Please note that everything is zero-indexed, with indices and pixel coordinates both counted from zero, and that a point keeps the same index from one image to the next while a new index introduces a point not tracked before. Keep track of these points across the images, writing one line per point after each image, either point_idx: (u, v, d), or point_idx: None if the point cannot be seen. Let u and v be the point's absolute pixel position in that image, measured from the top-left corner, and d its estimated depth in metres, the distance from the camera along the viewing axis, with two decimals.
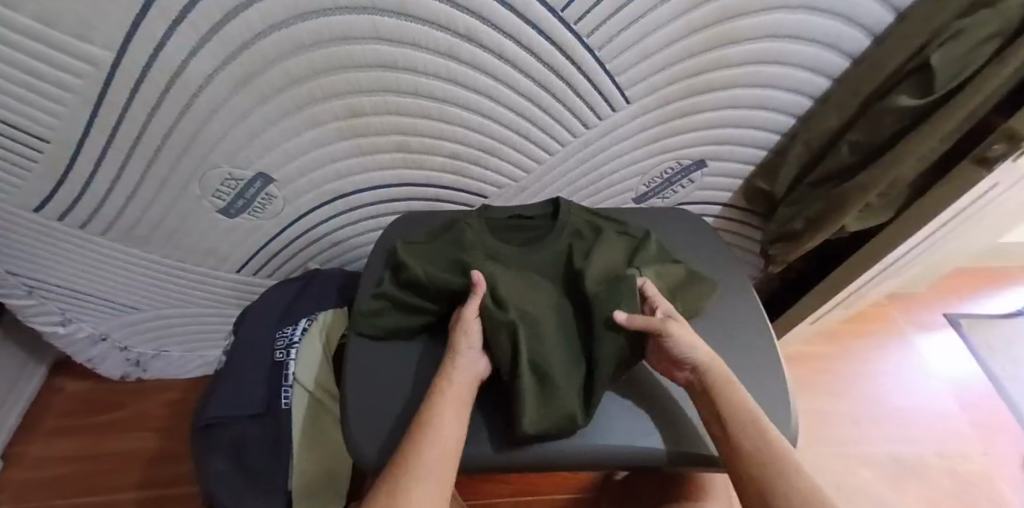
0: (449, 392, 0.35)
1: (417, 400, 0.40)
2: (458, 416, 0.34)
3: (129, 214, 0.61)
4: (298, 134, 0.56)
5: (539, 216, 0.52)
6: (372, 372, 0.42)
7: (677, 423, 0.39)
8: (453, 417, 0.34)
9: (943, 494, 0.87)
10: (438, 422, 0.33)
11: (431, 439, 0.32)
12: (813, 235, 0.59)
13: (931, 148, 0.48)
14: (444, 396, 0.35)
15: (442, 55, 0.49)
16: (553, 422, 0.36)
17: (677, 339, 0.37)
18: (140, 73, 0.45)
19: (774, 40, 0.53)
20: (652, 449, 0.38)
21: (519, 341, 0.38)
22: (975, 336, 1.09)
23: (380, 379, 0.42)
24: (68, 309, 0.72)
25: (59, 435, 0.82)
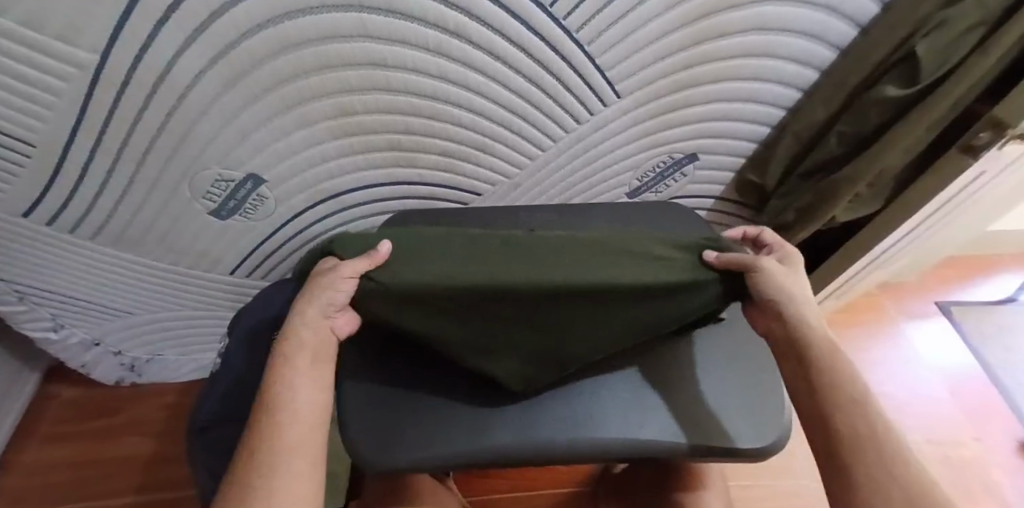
0: (297, 354, 0.32)
1: (410, 404, 0.40)
2: (317, 370, 0.32)
3: (119, 217, 0.60)
4: (288, 134, 0.56)
5: None
6: (361, 378, 0.42)
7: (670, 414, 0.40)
8: (311, 375, 0.32)
9: (936, 481, 0.88)
10: (292, 392, 0.30)
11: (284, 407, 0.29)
12: (802, 227, 0.60)
13: (917, 138, 0.49)
14: (291, 359, 0.31)
15: (431, 52, 0.49)
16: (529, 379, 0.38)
17: (767, 275, 0.34)
18: (126, 75, 0.44)
19: (762, 33, 0.54)
20: (644, 439, 0.38)
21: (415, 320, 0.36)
22: (966, 323, 1.11)
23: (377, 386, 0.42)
24: (59, 315, 0.72)
25: (54, 442, 0.82)
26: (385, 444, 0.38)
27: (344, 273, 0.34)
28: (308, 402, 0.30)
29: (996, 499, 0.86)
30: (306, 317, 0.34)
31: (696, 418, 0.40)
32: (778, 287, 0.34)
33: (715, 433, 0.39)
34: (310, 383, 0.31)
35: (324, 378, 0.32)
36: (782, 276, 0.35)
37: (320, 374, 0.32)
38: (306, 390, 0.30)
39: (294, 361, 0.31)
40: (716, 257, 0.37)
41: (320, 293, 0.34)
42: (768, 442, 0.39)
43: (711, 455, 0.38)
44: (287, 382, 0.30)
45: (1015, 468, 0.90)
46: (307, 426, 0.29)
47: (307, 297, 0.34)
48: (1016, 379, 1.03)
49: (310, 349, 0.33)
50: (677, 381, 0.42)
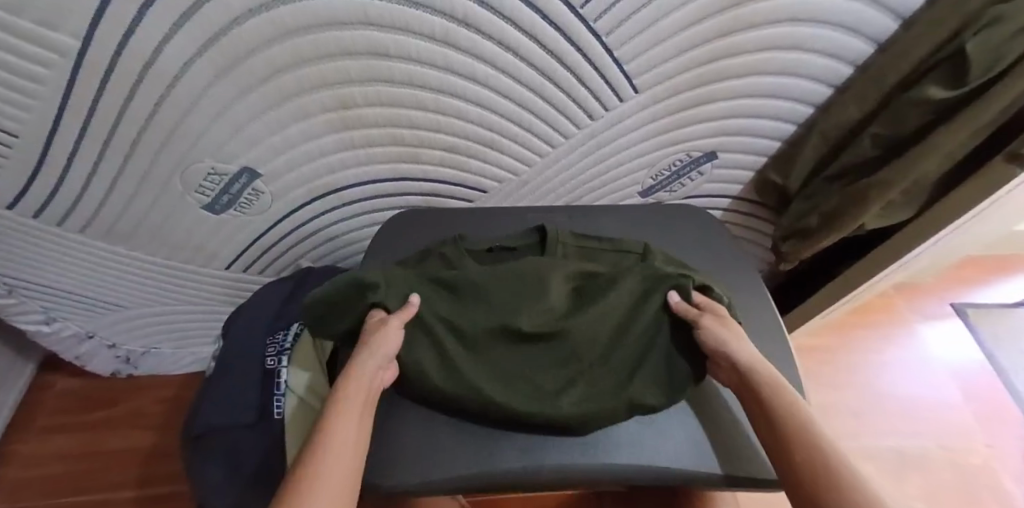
0: (355, 385, 0.34)
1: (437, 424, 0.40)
2: (362, 423, 0.33)
3: (110, 211, 0.58)
4: (284, 127, 0.52)
5: (522, 246, 0.50)
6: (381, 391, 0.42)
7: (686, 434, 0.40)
8: (355, 423, 0.32)
9: (945, 487, 0.86)
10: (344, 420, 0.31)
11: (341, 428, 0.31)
12: (827, 234, 0.57)
13: (961, 144, 0.45)
14: (352, 388, 0.34)
15: (437, 42, 0.45)
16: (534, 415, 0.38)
17: (710, 333, 0.39)
18: (109, 63, 0.41)
19: (794, 24, 0.50)
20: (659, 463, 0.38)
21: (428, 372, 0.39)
22: (981, 326, 1.08)
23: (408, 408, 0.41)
24: (52, 308, 0.70)
25: (50, 434, 0.81)
26: (408, 469, 0.37)
27: (394, 324, 0.38)
28: (348, 448, 0.30)
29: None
30: (363, 365, 0.35)
31: (730, 447, 0.39)
32: (721, 341, 0.38)
33: (740, 462, 0.38)
34: (356, 431, 0.31)
35: (364, 433, 0.32)
36: (722, 333, 0.39)
37: (361, 427, 0.32)
38: (351, 438, 0.31)
39: (343, 407, 0.32)
40: (675, 304, 0.42)
41: (377, 343, 0.37)
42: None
43: (736, 485, 0.38)
44: (333, 425, 0.31)
45: None
46: (344, 468, 0.29)
47: (364, 348, 0.36)
48: None
49: (358, 397, 0.33)
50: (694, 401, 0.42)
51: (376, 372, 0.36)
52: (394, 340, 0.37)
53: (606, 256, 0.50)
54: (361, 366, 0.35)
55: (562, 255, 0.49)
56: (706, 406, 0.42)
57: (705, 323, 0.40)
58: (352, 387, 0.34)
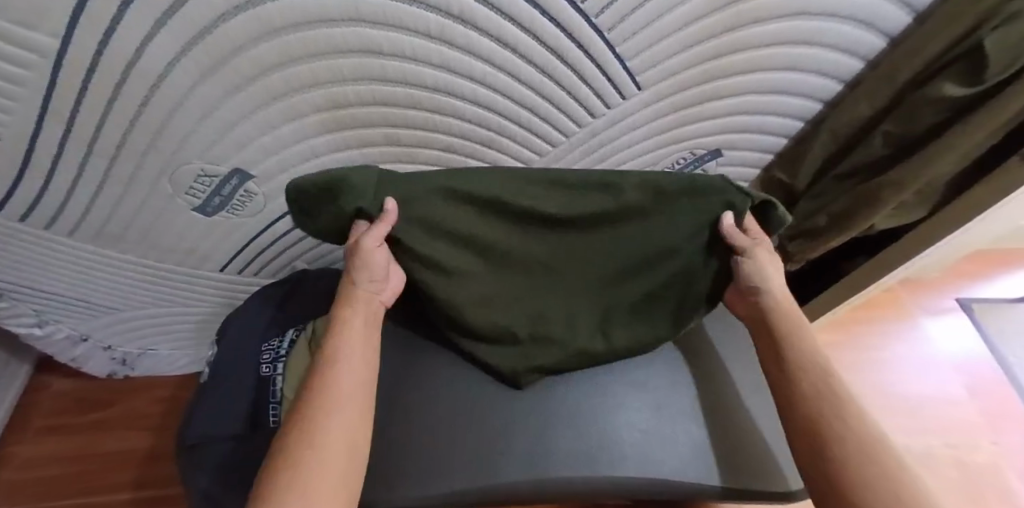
0: (358, 303, 0.45)
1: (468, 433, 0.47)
2: (365, 328, 0.44)
3: (98, 214, 0.56)
4: (275, 128, 0.51)
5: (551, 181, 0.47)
6: (428, 413, 0.49)
7: (699, 445, 0.47)
8: (363, 330, 0.43)
9: (950, 485, 0.85)
10: (348, 330, 0.42)
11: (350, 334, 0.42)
12: (836, 234, 0.56)
13: (976, 143, 0.43)
14: (355, 307, 0.44)
15: (432, 39, 0.43)
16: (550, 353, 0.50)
17: (750, 265, 0.46)
18: (90, 63, 0.40)
19: (804, 18, 0.48)
20: (675, 472, 0.45)
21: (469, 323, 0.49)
22: (986, 322, 1.07)
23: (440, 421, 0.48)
24: (44, 310, 0.68)
25: (46, 436, 0.80)
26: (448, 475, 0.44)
27: (372, 242, 0.43)
28: (361, 348, 0.42)
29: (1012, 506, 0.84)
30: (360, 286, 0.45)
31: (729, 461, 0.46)
32: (756, 275, 0.46)
33: (749, 477, 0.45)
34: (362, 336, 0.43)
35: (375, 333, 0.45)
36: (760, 268, 0.46)
37: (370, 331, 0.44)
38: (360, 341, 0.42)
39: (354, 317, 0.44)
40: (726, 229, 0.46)
41: (362, 266, 0.44)
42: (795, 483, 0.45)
43: (739, 494, 0.45)
44: (344, 334, 0.42)
45: None
46: (359, 361, 0.41)
47: (358, 267, 0.44)
48: None
49: (363, 310, 0.45)
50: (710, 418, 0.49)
51: (373, 290, 0.46)
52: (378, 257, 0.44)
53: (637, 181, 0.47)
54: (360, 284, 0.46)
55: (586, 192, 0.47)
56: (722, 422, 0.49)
57: (749, 259, 0.46)
58: (358, 303, 0.45)
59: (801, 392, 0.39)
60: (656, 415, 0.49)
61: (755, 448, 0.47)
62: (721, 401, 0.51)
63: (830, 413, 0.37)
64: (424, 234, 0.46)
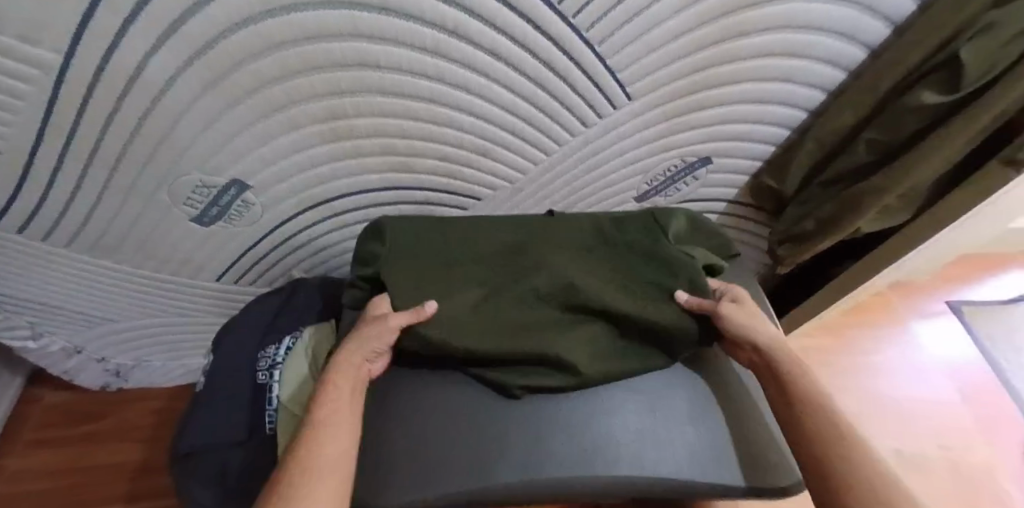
0: (343, 372, 0.39)
1: (440, 429, 0.40)
2: (352, 401, 0.38)
3: (95, 225, 0.56)
4: (273, 138, 0.51)
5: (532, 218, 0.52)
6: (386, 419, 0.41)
7: (693, 441, 0.40)
8: (347, 400, 0.37)
9: (944, 487, 0.86)
10: (333, 405, 0.36)
11: (334, 408, 0.36)
12: (822, 238, 0.57)
13: (957, 148, 0.45)
14: (340, 377, 0.38)
15: (428, 53, 0.45)
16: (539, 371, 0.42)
17: (733, 322, 0.42)
18: (91, 77, 0.40)
19: (788, 30, 0.49)
20: (666, 473, 0.38)
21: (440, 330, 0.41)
22: (974, 324, 1.08)
23: (410, 418, 0.41)
24: (38, 323, 0.68)
25: (36, 451, 0.79)
26: (408, 474, 0.37)
27: (392, 324, 0.40)
28: (344, 424, 0.35)
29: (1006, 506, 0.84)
30: (349, 355, 0.40)
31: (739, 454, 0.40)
32: (742, 328, 0.41)
33: (749, 475, 0.39)
34: (349, 410, 0.37)
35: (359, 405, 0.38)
36: (743, 317, 0.42)
37: (354, 402, 0.38)
38: (342, 414, 0.36)
39: (336, 387, 0.38)
40: (688, 301, 0.44)
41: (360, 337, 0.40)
42: (794, 477, 0.39)
43: (750, 494, 0.38)
44: (327, 410, 0.36)
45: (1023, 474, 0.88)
46: (340, 439, 0.34)
47: (354, 341, 0.41)
48: None
49: (348, 380, 0.39)
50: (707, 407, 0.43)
51: (363, 361, 0.40)
52: (388, 339, 0.40)
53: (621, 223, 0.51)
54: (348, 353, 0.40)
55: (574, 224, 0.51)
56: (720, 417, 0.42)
57: (726, 311, 0.42)
58: (341, 370, 0.39)
59: (813, 429, 0.35)
60: (649, 417, 0.41)
61: (747, 440, 0.41)
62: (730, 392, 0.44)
63: (843, 460, 0.32)
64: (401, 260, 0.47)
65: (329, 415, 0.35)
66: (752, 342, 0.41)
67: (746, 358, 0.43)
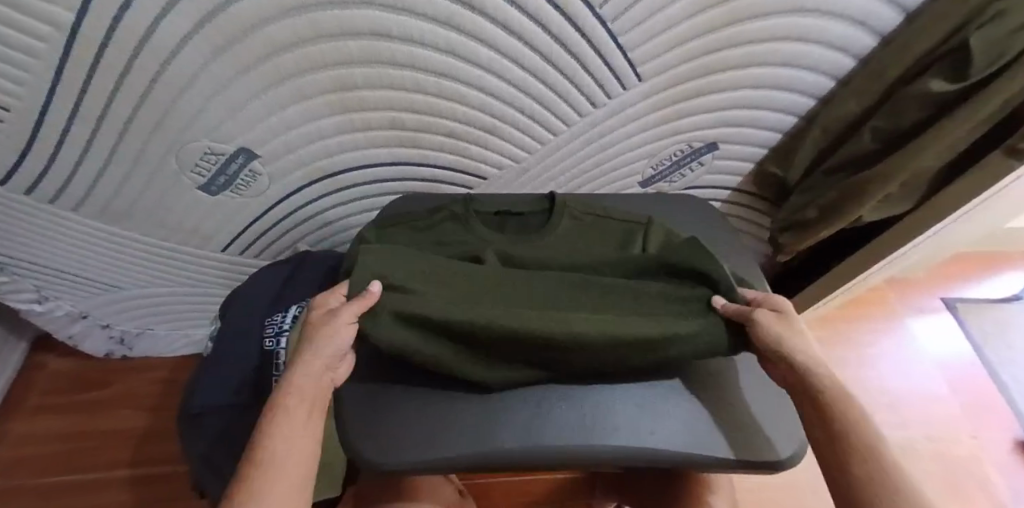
0: (300, 376, 0.32)
1: (443, 403, 0.40)
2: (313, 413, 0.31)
3: (104, 190, 0.57)
4: (283, 108, 0.52)
5: (529, 213, 0.53)
6: (389, 389, 0.41)
7: (696, 414, 0.40)
8: (301, 420, 0.30)
9: (930, 477, 0.88)
10: (288, 413, 0.30)
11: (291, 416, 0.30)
12: (824, 226, 0.57)
13: (960, 137, 0.45)
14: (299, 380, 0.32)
15: (442, 25, 0.45)
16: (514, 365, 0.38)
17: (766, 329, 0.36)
18: (105, 36, 0.40)
19: (797, 16, 0.49)
20: (670, 447, 0.38)
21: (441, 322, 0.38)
22: (969, 321, 1.10)
23: (413, 388, 0.41)
24: (44, 287, 0.69)
25: (42, 414, 0.80)
26: (403, 435, 0.38)
27: (345, 319, 0.35)
28: (297, 449, 0.28)
29: (988, 494, 0.87)
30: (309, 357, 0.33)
31: (738, 430, 0.39)
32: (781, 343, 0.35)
33: (758, 448, 0.38)
34: (306, 420, 0.30)
35: (315, 438, 0.30)
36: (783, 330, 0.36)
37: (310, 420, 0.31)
38: (295, 431, 0.29)
39: (286, 413, 0.30)
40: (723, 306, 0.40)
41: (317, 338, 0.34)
42: (793, 448, 0.38)
43: (737, 468, 0.38)
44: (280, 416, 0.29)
45: (1008, 465, 0.90)
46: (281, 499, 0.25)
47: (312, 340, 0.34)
48: (1016, 377, 1.02)
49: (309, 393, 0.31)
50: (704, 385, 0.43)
51: (326, 369, 0.34)
52: (345, 336, 0.35)
53: (614, 226, 0.52)
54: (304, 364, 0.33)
55: (572, 219, 0.52)
56: (721, 396, 0.42)
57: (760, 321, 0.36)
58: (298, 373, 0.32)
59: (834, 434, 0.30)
60: (648, 389, 0.41)
61: (749, 411, 0.41)
62: (728, 379, 0.43)
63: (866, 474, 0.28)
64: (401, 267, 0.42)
65: (283, 423, 0.29)
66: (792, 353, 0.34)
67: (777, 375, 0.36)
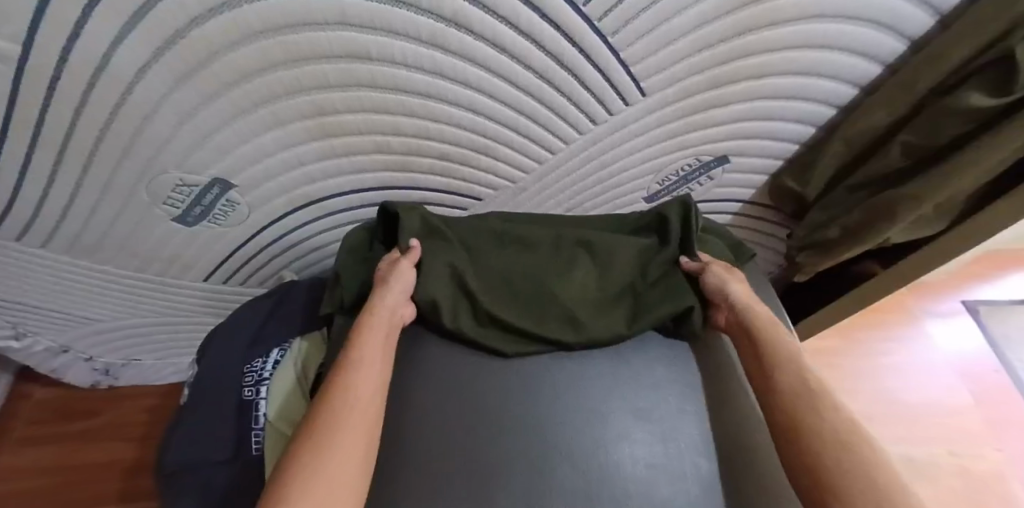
0: (379, 313, 0.41)
1: (435, 466, 0.36)
2: (387, 342, 0.40)
3: (72, 225, 0.53)
4: (257, 136, 0.48)
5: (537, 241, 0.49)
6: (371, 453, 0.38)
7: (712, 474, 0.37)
8: (377, 346, 0.39)
9: (958, 494, 0.83)
10: (368, 341, 0.38)
11: (369, 338, 0.39)
12: (853, 245, 0.53)
13: (1005, 157, 0.41)
14: (378, 314, 0.41)
15: (424, 44, 0.40)
16: (520, 316, 0.45)
17: (714, 276, 0.46)
18: (53, 69, 0.36)
19: (819, 22, 0.45)
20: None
21: (465, 271, 0.46)
22: (991, 325, 1.05)
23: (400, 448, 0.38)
24: (21, 323, 0.65)
25: (25, 448, 0.77)
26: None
27: (406, 269, 0.44)
28: (373, 369, 0.37)
29: None
30: (386, 298, 0.42)
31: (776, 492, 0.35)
32: (725, 288, 0.45)
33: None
34: (382, 348, 0.39)
35: (387, 363, 0.39)
36: (727, 279, 0.46)
37: (384, 348, 0.39)
38: (374, 356, 0.38)
39: (366, 337, 0.39)
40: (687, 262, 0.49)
41: (389, 281, 0.43)
42: None
43: None
44: (363, 342, 0.38)
45: None
46: (365, 403, 0.34)
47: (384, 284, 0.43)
48: None
49: (383, 326, 0.40)
50: (715, 431, 0.40)
51: (398, 307, 0.43)
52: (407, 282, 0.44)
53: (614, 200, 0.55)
54: (378, 306, 0.41)
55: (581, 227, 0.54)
56: (733, 438, 0.39)
57: (711, 269, 0.47)
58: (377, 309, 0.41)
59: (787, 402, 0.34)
60: (662, 451, 0.38)
61: (767, 459, 0.38)
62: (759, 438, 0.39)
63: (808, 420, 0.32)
64: (426, 223, 0.49)
65: (364, 343, 0.38)
66: (728, 298, 0.45)
67: (722, 319, 0.46)
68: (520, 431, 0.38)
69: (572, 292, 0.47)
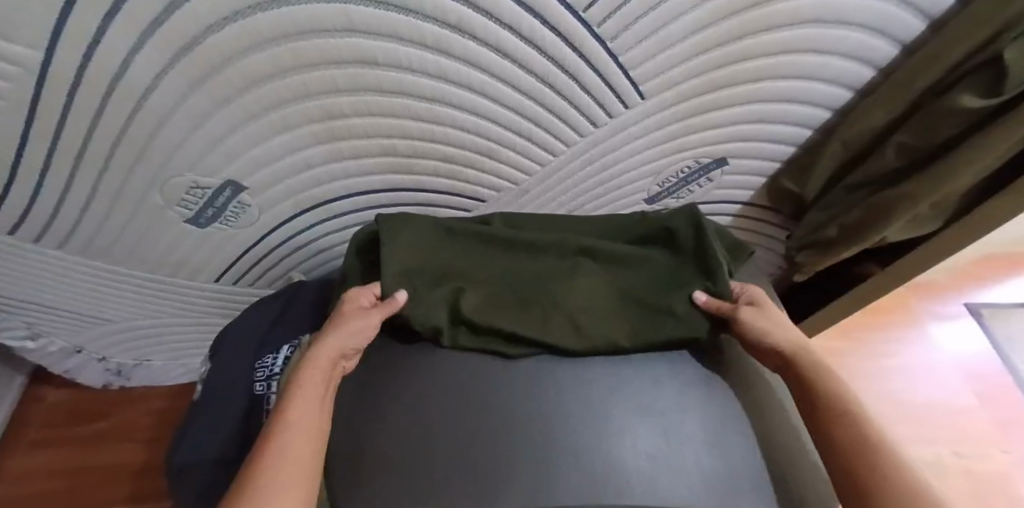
0: (320, 359, 0.38)
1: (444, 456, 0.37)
2: (325, 393, 0.36)
3: (88, 227, 0.55)
4: (267, 140, 0.49)
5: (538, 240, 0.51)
6: (378, 440, 0.39)
7: (709, 462, 0.38)
8: (316, 393, 0.35)
9: (963, 496, 0.83)
10: (306, 387, 0.35)
11: (308, 383, 0.35)
12: (851, 244, 0.54)
13: (995, 156, 0.42)
14: (317, 360, 0.38)
15: (429, 50, 0.42)
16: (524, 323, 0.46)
17: (751, 322, 0.43)
18: (73, 76, 0.38)
19: (812, 27, 0.46)
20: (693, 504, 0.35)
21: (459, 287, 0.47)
22: (994, 327, 1.05)
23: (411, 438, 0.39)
24: (35, 323, 0.67)
25: (37, 449, 0.78)
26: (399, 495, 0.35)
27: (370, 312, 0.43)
28: (311, 417, 0.33)
29: None
30: (331, 342, 0.40)
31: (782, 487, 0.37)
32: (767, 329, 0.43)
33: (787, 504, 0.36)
34: (320, 397, 0.35)
35: (324, 411, 0.35)
36: (763, 320, 0.43)
37: (322, 398, 0.36)
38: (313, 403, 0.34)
39: (305, 383, 0.35)
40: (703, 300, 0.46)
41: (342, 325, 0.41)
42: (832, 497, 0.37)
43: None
44: (301, 389, 0.35)
45: None
46: (303, 444, 0.31)
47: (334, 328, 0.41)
48: None
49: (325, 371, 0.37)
50: (712, 419, 0.42)
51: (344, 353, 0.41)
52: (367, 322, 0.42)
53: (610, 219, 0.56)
54: (322, 349, 0.39)
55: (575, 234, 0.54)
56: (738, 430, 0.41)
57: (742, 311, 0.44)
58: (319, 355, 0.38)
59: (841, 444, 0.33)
60: (662, 443, 0.39)
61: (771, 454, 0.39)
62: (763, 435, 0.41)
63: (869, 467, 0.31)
64: (416, 244, 0.49)
65: (304, 388, 0.35)
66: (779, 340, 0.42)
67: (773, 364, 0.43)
68: (523, 421, 0.39)
69: (577, 300, 0.47)
